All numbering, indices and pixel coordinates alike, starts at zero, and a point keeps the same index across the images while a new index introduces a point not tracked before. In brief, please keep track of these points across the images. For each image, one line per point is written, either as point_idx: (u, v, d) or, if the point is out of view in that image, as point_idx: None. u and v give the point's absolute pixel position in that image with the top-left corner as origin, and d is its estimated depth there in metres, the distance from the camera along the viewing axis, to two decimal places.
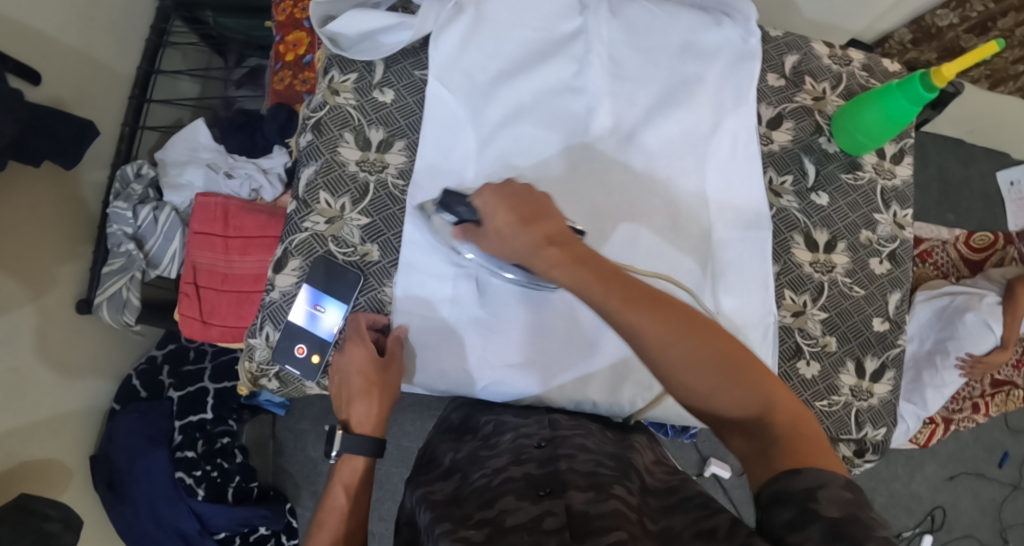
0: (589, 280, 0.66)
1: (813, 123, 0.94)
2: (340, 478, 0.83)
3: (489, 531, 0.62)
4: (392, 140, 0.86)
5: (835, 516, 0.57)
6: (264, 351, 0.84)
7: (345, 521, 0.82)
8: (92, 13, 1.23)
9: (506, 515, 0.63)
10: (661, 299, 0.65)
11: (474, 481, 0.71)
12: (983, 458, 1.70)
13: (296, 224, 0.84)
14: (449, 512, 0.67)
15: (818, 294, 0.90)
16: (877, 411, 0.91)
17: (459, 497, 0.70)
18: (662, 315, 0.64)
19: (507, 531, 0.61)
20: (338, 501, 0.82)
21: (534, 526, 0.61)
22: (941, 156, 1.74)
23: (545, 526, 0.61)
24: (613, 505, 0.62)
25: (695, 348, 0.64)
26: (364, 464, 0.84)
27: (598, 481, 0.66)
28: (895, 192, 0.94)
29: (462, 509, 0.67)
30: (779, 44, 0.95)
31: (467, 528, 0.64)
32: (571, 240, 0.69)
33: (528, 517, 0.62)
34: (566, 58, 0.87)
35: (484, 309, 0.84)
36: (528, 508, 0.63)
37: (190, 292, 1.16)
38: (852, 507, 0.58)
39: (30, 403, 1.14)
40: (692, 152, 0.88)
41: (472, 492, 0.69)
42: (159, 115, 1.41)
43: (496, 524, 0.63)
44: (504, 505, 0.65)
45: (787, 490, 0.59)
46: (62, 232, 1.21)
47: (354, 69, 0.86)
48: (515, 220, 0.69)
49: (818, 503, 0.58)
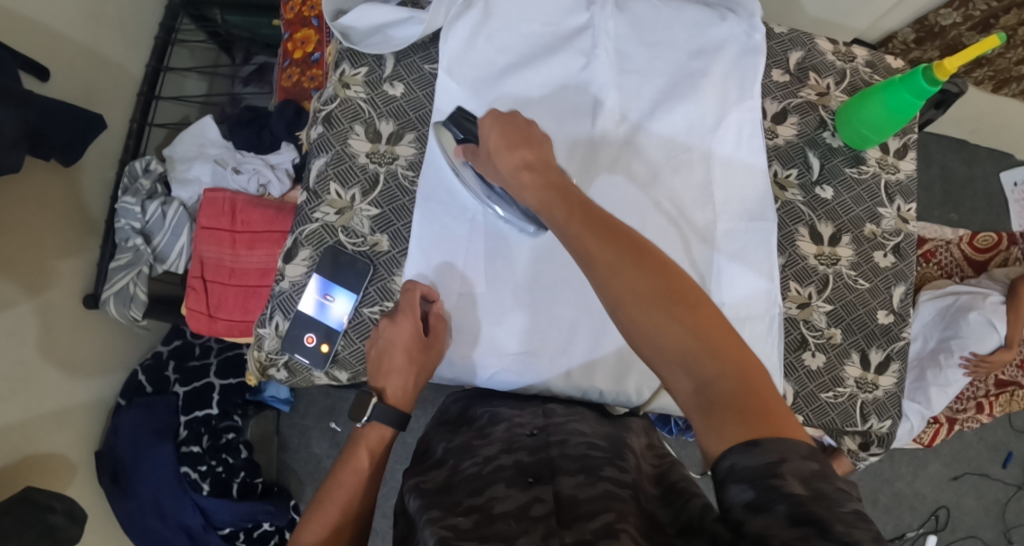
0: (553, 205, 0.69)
1: (818, 117, 0.95)
2: (365, 446, 0.83)
3: (477, 517, 0.64)
4: (402, 132, 0.86)
5: (799, 494, 0.53)
6: (274, 340, 0.85)
7: (365, 486, 0.83)
8: (102, 10, 1.24)
9: (494, 501, 0.65)
10: (624, 237, 0.65)
11: (464, 469, 0.72)
12: (987, 458, 1.70)
13: (306, 214, 0.84)
14: (438, 499, 0.68)
15: (822, 287, 0.91)
16: (883, 403, 0.91)
17: (449, 485, 0.71)
18: (628, 253, 0.63)
19: (494, 518, 0.63)
20: (361, 466, 0.83)
21: (522, 513, 0.63)
22: (944, 156, 1.75)
23: (533, 513, 0.63)
24: (602, 488, 0.64)
25: (657, 286, 0.62)
26: (389, 435, 0.84)
27: (590, 463, 0.68)
28: (899, 186, 0.95)
29: (451, 496, 0.69)
30: (784, 40, 0.96)
31: (455, 515, 0.65)
32: (548, 168, 0.72)
33: (516, 505, 0.64)
34: (573, 52, 0.88)
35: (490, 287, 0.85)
36: (517, 495, 0.66)
37: (197, 286, 1.17)
38: (817, 479, 0.54)
39: (35, 397, 1.14)
40: (697, 146, 0.89)
41: (462, 479, 0.71)
42: (167, 112, 1.42)
43: (484, 511, 0.65)
44: (493, 492, 0.67)
45: (738, 468, 0.55)
46: (70, 228, 1.22)
47: (364, 63, 0.87)
48: (503, 142, 0.74)
49: (781, 479, 0.53)
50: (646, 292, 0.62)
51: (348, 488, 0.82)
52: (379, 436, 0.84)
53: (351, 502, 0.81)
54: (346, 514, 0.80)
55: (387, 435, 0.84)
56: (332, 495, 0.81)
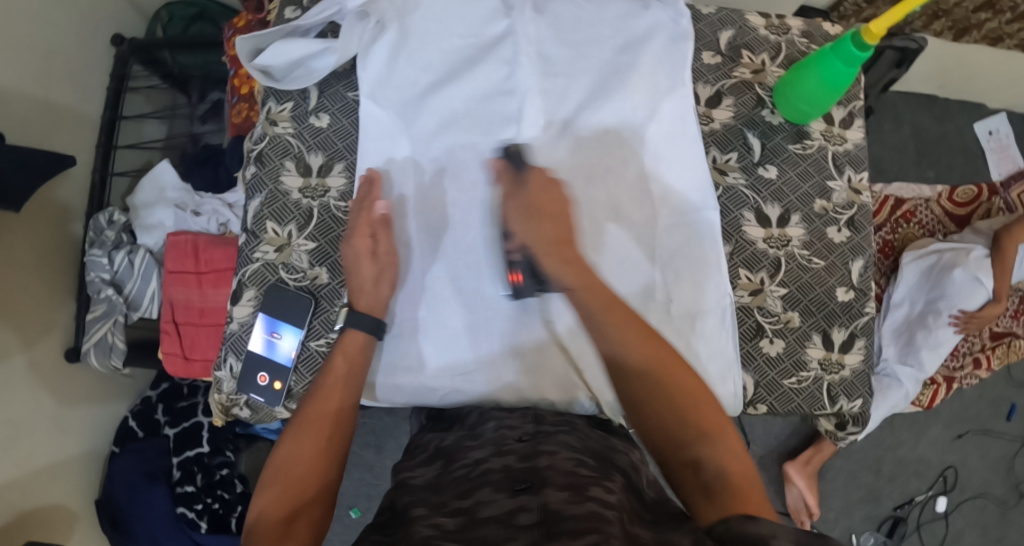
0: (593, 291, 0.75)
1: (755, 96, 0.92)
2: (346, 350, 0.80)
3: (462, 519, 0.64)
4: (332, 163, 0.88)
5: None
6: (231, 382, 0.86)
7: (350, 388, 0.78)
8: (50, 66, 1.24)
9: (481, 505, 0.65)
10: (650, 339, 0.74)
11: (454, 470, 0.73)
12: (990, 414, 1.68)
13: (248, 255, 0.86)
14: (426, 497, 0.69)
15: (775, 270, 0.89)
16: (851, 383, 0.89)
17: (438, 484, 0.72)
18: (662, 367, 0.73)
19: (480, 522, 0.63)
20: (343, 368, 0.79)
21: (507, 519, 0.62)
22: (914, 114, 1.73)
23: (519, 521, 0.62)
24: (589, 508, 0.62)
25: (663, 385, 0.72)
26: (370, 342, 0.81)
27: (577, 482, 0.66)
28: (848, 156, 0.92)
29: (439, 495, 0.69)
30: (712, 21, 0.94)
31: (441, 514, 0.66)
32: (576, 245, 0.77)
33: (503, 510, 0.64)
34: (495, 61, 0.87)
35: (441, 317, 0.85)
36: (503, 501, 0.65)
37: (170, 330, 1.19)
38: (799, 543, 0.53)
39: (27, 455, 1.16)
40: (630, 140, 0.87)
41: (451, 480, 0.71)
42: (128, 160, 1.43)
43: (470, 514, 0.65)
44: (480, 495, 0.67)
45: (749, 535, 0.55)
46: (44, 287, 1.23)
47: (289, 98, 0.88)
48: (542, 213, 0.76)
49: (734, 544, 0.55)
50: (662, 388, 0.72)
51: (331, 388, 0.77)
52: (358, 341, 0.80)
53: (332, 403, 0.77)
54: (328, 417, 0.76)
55: (370, 341, 0.81)
56: (316, 396, 0.77)
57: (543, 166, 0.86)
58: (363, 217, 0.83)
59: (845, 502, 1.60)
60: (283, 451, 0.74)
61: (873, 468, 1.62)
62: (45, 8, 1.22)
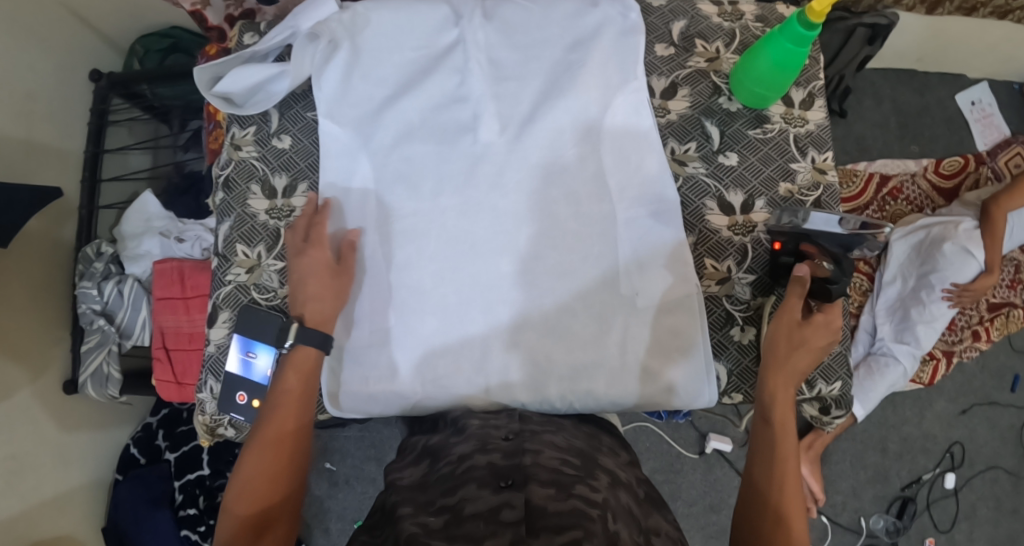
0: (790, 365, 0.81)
1: (710, 84, 0.93)
2: (293, 369, 0.80)
3: (447, 517, 0.64)
4: (295, 183, 0.90)
5: None
6: (213, 402, 0.87)
7: (300, 404, 0.79)
8: (31, 107, 1.26)
9: (466, 502, 0.65)
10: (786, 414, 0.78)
11: (440, 468, 0.72)
12: (993, 385, 1.66)
13: (220, 278, 0.88)
14: (412, 498, 0.69)
15: (742, 257, 0.89)
16: (829, 365, 0.89)
17: (424, 483, 0.71)
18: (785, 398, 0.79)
19: (464, 518, 0.63)
20: (291, 386, 0.79)
21: (491, 516, 0.63)
22: (894, 89, 1.72)
23: (503, 517, 0.62)
24: (573, 504, 0.63)
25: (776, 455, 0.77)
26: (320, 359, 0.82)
27: (561, 480, 0.67)
28: (810, 137, 0.92)
29: (425, 494, 0.69)
30: (664, 12, 0.95)
31: (428, 513, 0.66)
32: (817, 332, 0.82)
33: (487, 507, 0.64)
34: (446, 70, 0.89)
35: (435, 328, 0.86)
36: (488, 497, 0.65)
37: (161, 357, 1.21)
38: None
39: (32, 488, 1.19)
40: (585, 137, 0.88)
41: (437, 478, 0.71)
42: (113, 193, 1.45)
43: (455, 511, 0.65)
44: (465, 492, 0.66)
45: None
46: (40, 323, 1.25)
47: (251, 123, 0.91)
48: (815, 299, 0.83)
49: None
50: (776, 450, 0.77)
51: (283, 407, 0.78)
52: (306, 357, 0.81)
53: (286, 422, 0.78)
54: (283, 438, 0.77)
55: (314, 356, 0.81)
56: (272, 420, 0.77)
57: (499, 172, 0.87)
58: (314, 236, 0.85)
59: (851, 485, 1.58)
60: (244, 467, 0.76)
61: (880, 448, 1.61)
62: (25, 51, 1.25)
